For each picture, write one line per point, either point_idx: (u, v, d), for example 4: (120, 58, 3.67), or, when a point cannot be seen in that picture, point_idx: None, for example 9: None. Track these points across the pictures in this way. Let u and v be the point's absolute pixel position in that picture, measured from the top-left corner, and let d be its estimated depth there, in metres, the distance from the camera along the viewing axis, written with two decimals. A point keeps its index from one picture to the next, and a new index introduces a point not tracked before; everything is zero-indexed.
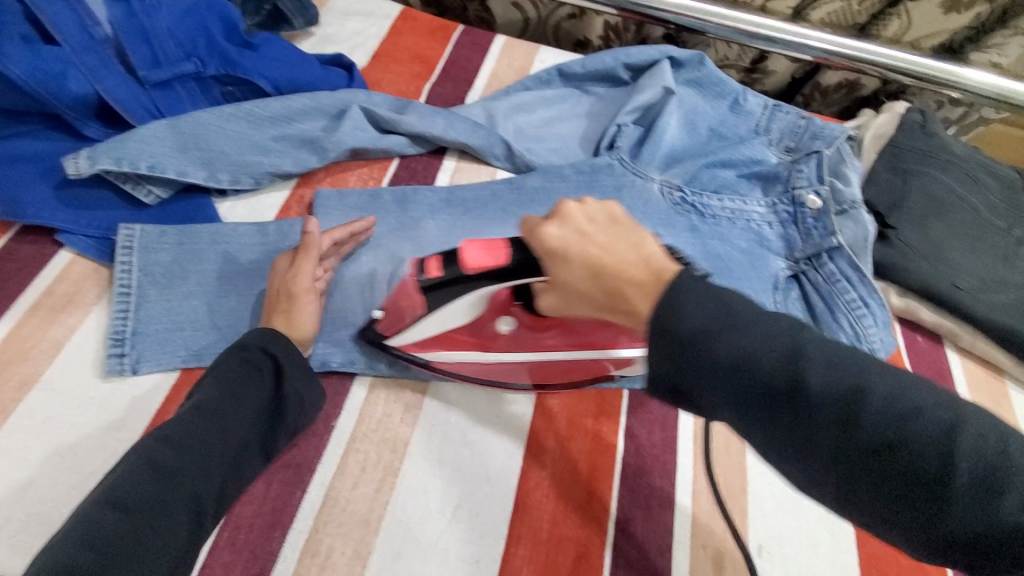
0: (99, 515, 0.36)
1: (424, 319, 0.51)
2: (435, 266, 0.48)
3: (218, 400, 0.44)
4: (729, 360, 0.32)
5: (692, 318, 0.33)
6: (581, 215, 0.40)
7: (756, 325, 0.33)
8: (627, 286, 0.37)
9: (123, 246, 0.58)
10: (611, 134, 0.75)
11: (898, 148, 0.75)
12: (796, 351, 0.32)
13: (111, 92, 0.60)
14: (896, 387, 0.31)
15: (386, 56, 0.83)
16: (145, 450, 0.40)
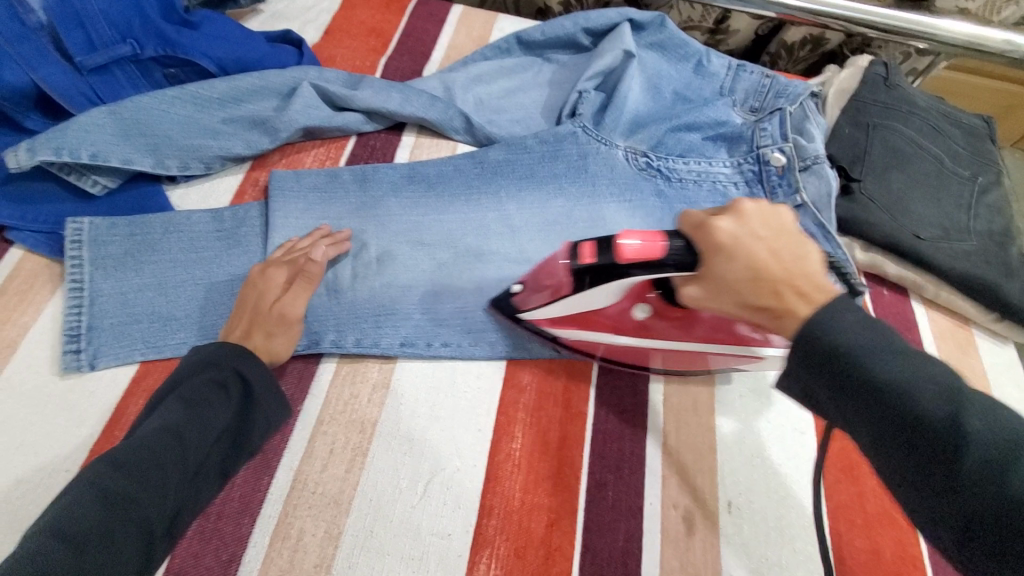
0: (44, 546, 0.32)
1: (568, 301, 0.53)
2: (589, 251, 0.49)
3: (181, 421, 0.41)
4: (879, 392, 0.31)
5: (849, 338, 0.32)
6: (754, 215, 0.39)
7: (905, 355, 0.32)
8: (787, 289, 0.36)
9: (71, 241, 0.56)
10: (573, 101, 0.74)
11: (861, 102, 0.74)
12: (955, 387, 0.31)
13: (47, 81, 0.58)
14: (991, 410, 0.30)
15: (340, 31, 0.80)
16: (98, 478, 0.37)
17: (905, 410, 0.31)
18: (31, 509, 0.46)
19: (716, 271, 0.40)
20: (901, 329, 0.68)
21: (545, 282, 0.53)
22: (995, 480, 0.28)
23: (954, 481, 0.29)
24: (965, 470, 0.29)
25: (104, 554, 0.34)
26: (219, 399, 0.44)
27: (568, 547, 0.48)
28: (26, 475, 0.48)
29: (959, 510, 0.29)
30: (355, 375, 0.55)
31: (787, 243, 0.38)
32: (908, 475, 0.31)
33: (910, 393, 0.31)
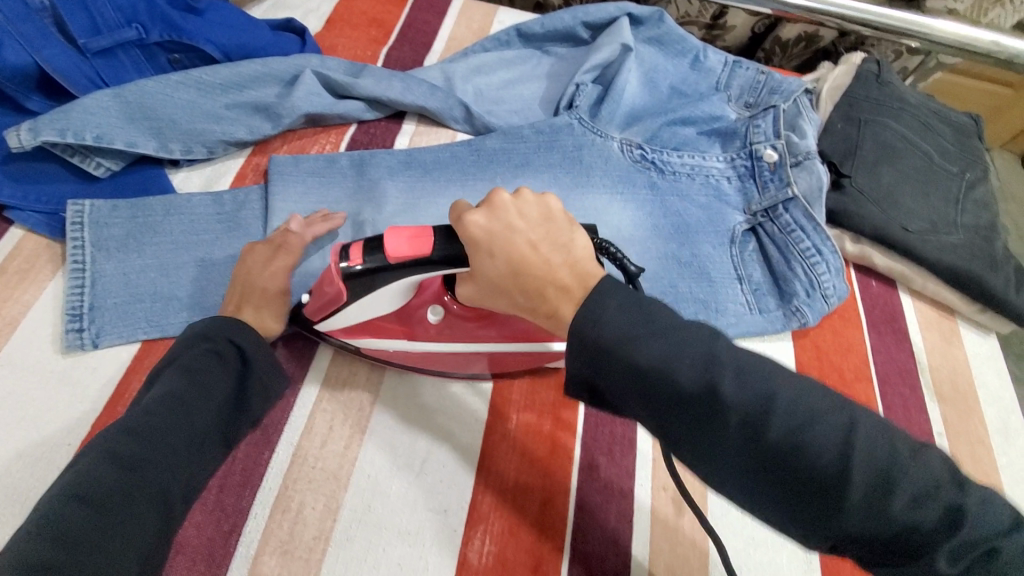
0: (65, 509, 0.35)
1: (353, 305, 0.48)
2: (356, 253, 0.45)
3: (184, 391, 0.43)
4: (652, 378, 0.34)
5: (611, 329, 0.34)
6: (510, 208, 0.40)
7: (665, 338, 0.34)
8: (550, 286, 0.38)
9: (73, 222, 0.57)
10: (570, 93, 0.75)
11: (853, 98, 0.76)
12: (708, 356, 0.34)
13: (51, 62, 0.58)
14: (760, 375, 0.34)
15: (341, 21, 0.81)
16: (108, 443, 0.39)
17: (671, 391, 0.34)
18: (33, 482, 0.47)
19: (480, 266, 0.41)
20: (889, 319, 0.70)
21: (327, 291, 0.48)
22: (753, 433, 0.33)
23: (725, 441, 0.33)
24: (733, 432, 0.33)
25: (123, 513, 0.36)
26: (218, 369, 0.46)
27: (561, 524, 0.50)
28: (27, 449, 0.48)
29: (734, 464, 0.34)
30: (353, 355, 0.56)
31: (544, 232, 0.40)
32: (689, 448, 0.35)
33: (674, 376, 0.33)
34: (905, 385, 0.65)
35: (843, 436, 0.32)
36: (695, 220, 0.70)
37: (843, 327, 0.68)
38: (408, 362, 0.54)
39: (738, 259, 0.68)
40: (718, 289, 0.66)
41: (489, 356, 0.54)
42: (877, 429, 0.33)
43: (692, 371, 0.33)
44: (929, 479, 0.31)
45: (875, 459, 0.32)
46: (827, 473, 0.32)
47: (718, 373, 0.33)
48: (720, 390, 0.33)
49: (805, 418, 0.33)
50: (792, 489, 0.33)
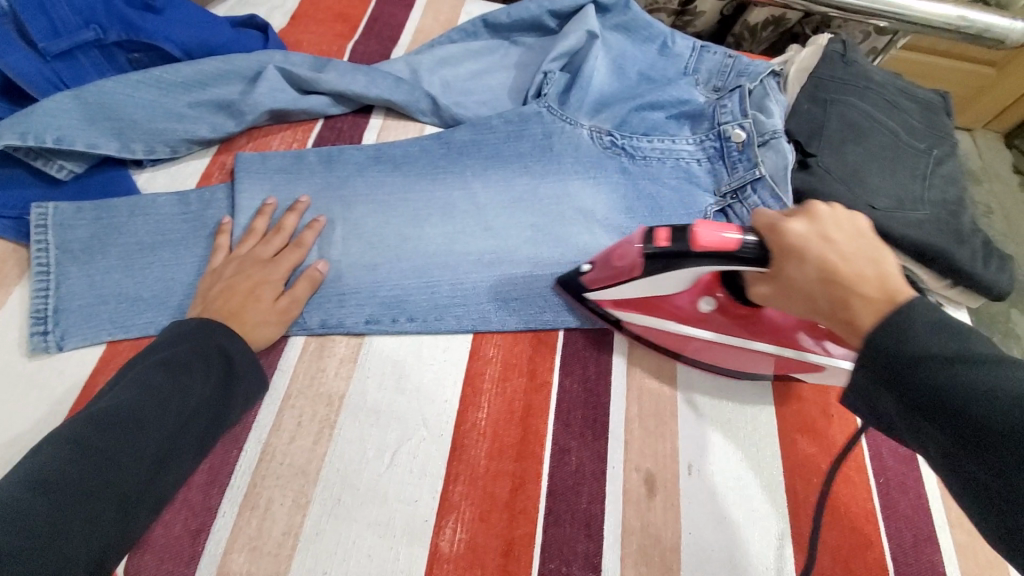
0: (21, 498, 0.35)
1: (636, 283, 0.53)
2: (665, 236, 0.48)
3: (163, 387, 0.43)
4: (932, 390, 0.33)
5: (919, 343, 0.33)
6: (827, 219, 0.42)
7: (994, 360, 0.32)
8: (854, 298, 0.38)
9: (37, 225, 0.56)
10: (538, 82, 0.75)
11: (819, 79, 0.76)
12: (997, 385, 0.31)
13: (14, 68, 0.58)
14: None
15: (306, 16, 0.80)
16: (76, 436, 0.39)
17: (968, 412, 0.31)
18: None
19: (787, 270, 0.43)
20: None
21: (614, 266, 0.53)
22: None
23: (987, 460, 0.31)
24: (996, 454, 0.30)
25: (81, 505, 0.36)
26: (202, 369, 0.46)
27: (532, 509, 0.50)
28: None
29: (993, 496, 0.31)
30: (323, 350, 0.56)
31: (864, 248, 0.40)
32: (959, 470, 0.33)
33: (992, 400, 0.31)
34: None
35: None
36: (666, 202, 0.71)
37: None
38: (653, 337, 0.59)
39: None
40: None
41: (654, 334, 0.58)
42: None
43: (1002, 399, 0.31)
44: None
45: None
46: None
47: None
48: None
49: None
50: None
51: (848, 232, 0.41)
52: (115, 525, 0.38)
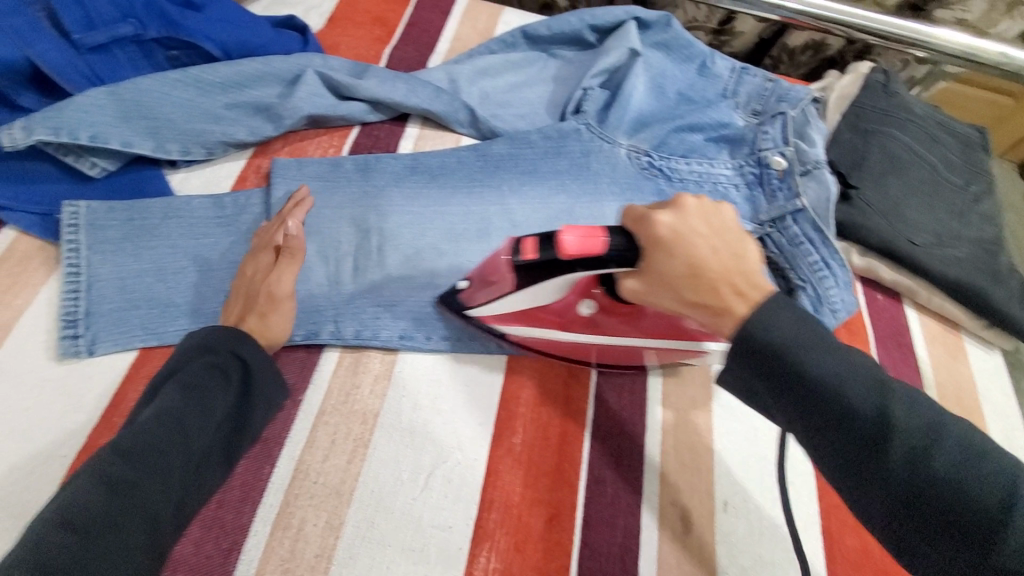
0: (52, 539, 0.33)
1: (508, 296, 0.51)
2: (531, 247, 0.46)
3: (180, 404, 0.41)
4: (810, 381, 0.35)
5: (783, 336, 0.36)
6: (693, 210, 0.41)
7: (838, 352, 0.36)
8: (724, 286, 0.38)
9: (68, 224, 0.55)
10: (577, 98, 0.74)
11: (861, 108, 0.75)
12: (869, 376, 0.35)
13: (44, 57, 0.56)
14: (912, 400, 0.35)
15: (344, 19, 0.79)
16: (100, 469, 0.37)
17: (834, 403, 0.35)
18: (25, 495, 0.46)
19: (653, 263, 0.41)
20: (893, 333, 0.69)
21: (492, 280, 0.51)
22: (906, 457, 0.33)
23: (857, 443, 0.35)
24: (865, 436, 0.34)
25: (114, 537, 0.35)
26: (218, 380, 0.44)
27: (568, 541, 0.49)
28: (19, 462, 0.47)
29: (860, 476, 0.35)
30: (357, 366, 0.55)
31: (730, 238, 0.40)
32: (828, 454, 0.36)
33: (846, 390, 0.35)
34: None
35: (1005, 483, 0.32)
36: None
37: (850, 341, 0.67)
38: (545, 347, 0.56)
39: None
40: None
41: (537, 343, 0.56)
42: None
43: (858, 391, 0.34)
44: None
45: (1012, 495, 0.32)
46: (987, 514, 0.32)
47: (893, 396, 0.34)
48: (889, 407, 0.34)
49: (968, 455, 0.33)
50: (921, 510, 0.33)
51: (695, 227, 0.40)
52: (151, 555, 0.37)
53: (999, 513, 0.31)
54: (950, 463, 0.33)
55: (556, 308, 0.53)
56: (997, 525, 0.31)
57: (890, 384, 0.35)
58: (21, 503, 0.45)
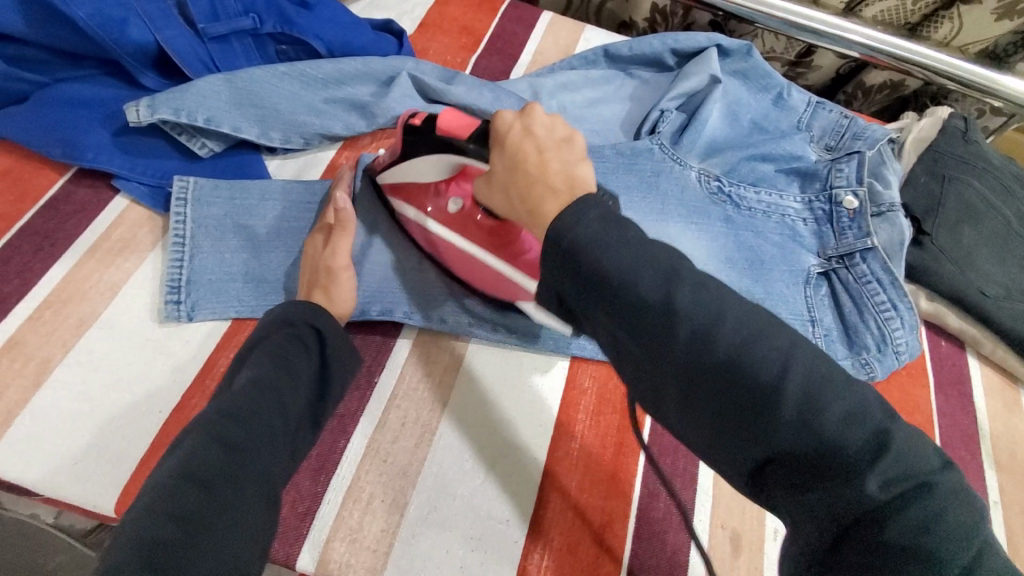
0: (180, 490, 0.36)
1: (401, 165, 0.57)
2: (419, 117, 0.54)
3: (272, 373, 0.44)
4: (609, 273, 0.32)
5: (585, 229, 0.33)
6: (537, 118, 0.40)
7: (636, 245, 0.33)
8: (538, 187, 0.37)
9: (178, 197, 0.60)
10: (653, 119, 0.75)
11: (939, 152, 0.75)
12: (668, 267, 0.32)
13: (170, 43, 0.61)
14: (703, 289, 0.32)
15: (434, 26, 0.83)
16: (211, 429, 0.39)
17: (627, 298, 0.32)
18: (124, 442, 0.50)
19: (495, 163, 0.42)
20: (955, 382, 0.68)
21: (392, 147, 0.59)
22: (691, 339, 0.31)
23: (667, 340, 0.32)
24: (672, 331, 0.31)
25: (233, 494, 0.38)
26: (300, 353, 0.48)
27: (619, 550, 0.50)
28: (123, 411, 0.51)
29: (678, 375, 0.32)
30: (427, 356, 0.58)
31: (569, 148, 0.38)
32: (643, 356, 0.33)
33: (635, 283, 0.32)
34: (967, 452, 0.64)
35: (769, 348, 0.30)
36: (769, 256, 0.70)
37: (910, 385, 0.67)
38: (424, 238, 0.60)
39: (811, 301, 0.68)
40: None
41: (425, 234, 0.60)
42: (820, 359, 0.30)
43: (655, 275, 0.32)
44: (870, 413, 0.29)
45: (813, 383, 0.29)
46: (758, 389, 0.30)
47: (682, 278, 0.32)
48: (676, 293, 0.32)
49: (703, 322, 0.31)
50: (734, 405, 0.30)
51: (532, 123, 0.40)
52: (263, 512, 0.39)
53: (764, 390, 0.30)
54: (688, 331, 0.31)
55: (435, 195, 0.57)
56: (767, 397, 0.30)
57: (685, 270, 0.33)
58: (122, 449, 0.50)
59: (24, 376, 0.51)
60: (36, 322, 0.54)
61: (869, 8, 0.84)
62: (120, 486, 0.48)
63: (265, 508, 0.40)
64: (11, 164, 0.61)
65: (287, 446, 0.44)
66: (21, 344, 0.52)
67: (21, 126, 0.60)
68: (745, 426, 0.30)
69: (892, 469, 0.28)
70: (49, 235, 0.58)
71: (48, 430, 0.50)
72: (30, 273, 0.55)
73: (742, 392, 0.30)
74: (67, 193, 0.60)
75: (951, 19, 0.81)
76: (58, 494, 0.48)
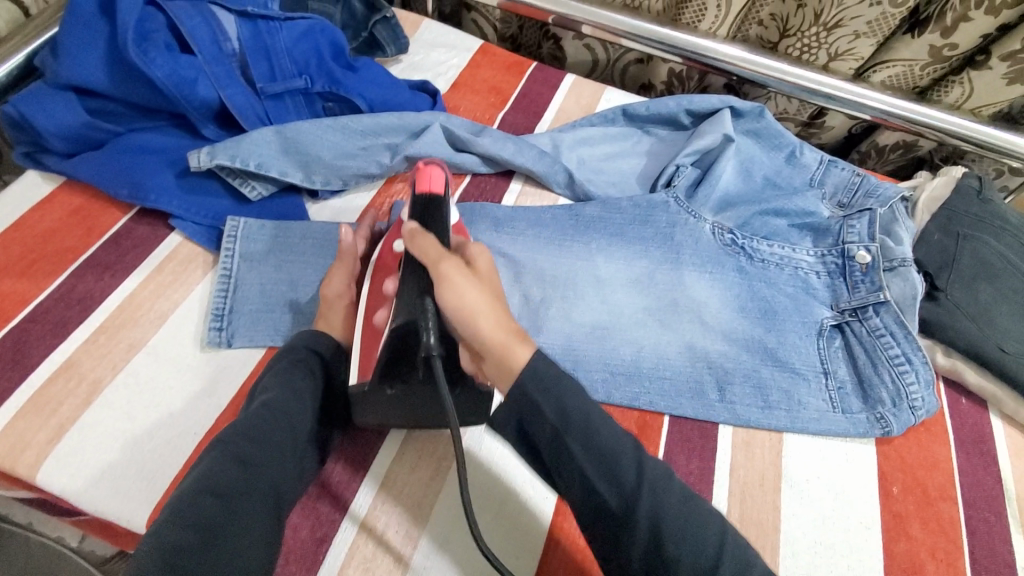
0: (199, 501, 0.40)
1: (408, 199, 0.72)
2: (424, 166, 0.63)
3: (281, 393, 0.49)
4: (564, 454, 0.48)
5: (571, 406, 0.49)
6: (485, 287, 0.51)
7: (603, 444, 0.48)
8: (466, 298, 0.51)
9: (228, 235, 0.65)
10: (669, 173, 0.80)
11: (953, 211, 0.76)
12: (624, 453, 0.48)
13: (232, 99, 0.69)
14: (646, 476, 0.47)
15: (465, 85, 0.91)
16: (230, 450, 0.44)
17: (573, 471, 0.48)
18: (158, 460, 0.53)
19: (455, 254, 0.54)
20: (977, 442, 0.67)
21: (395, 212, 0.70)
22: (631, 524, 0.46)
23: (600, 505, 0.47)
24: (601, 499, 0.47)
25: (244, 506, 0.41)
26: (306, 375, 0.52)
27: None
28: (161, 432, 0.55)
29: (602, 533, 0.47)
30: None
31: (510, 334, 0.50)
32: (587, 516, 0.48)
33: (589, 463, 0.47)
34: (992, 513, 0.62)
35: (634, 472, 0.47)
36: (782, 307, 0.72)
37: (929, 441, 0.66)
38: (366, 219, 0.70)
39: (824, 353, 0.69)
40: (799, 379, 0.67)
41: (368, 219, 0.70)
42: (662, 485, 0.47)
43: (552, 417, 0.48)
44: (708, 540, 0.46)
45: (705, 557, 0.45)
46: (661, 556, 0.45)
47: (571, 426, 0.48)
48: (565, 439, 0.48)
49: (592, 458, 0.47)
50: (644, 569, 0.46)
51: (464, 283, 0.50)
52: (273, 522, 0.43)
53: (620, 511, 0.46)
54: (576, 468, 0.48)
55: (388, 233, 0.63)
56: (626, 520, 0.46)
57: (575, 417, 0.48)
58: (157, 465, 0.53)
59: (76, 394, 0.55)
60: (91, 345, 0.58)
61: (877, 74, 0.88)
62: (154, 504, 0.51)
63: (273, 519, 0.43)
64: (82, 202, 0.68)
65: (298, 466, 0.47)
66: (76, 366, 0.57)
67: (94, 169, 0.67)
68: (611, 532, 0.47)
69: (653, 561, 0.45)
70: (109, 266, 0.64)
71: (91, 447, 0.53)
72: (91, 300, 0.61)
73: (598, 505, 0.47)
74: (129, 229, 0.67)
75: (961, 84, 0.84)
76: (95, 505, 0.51)
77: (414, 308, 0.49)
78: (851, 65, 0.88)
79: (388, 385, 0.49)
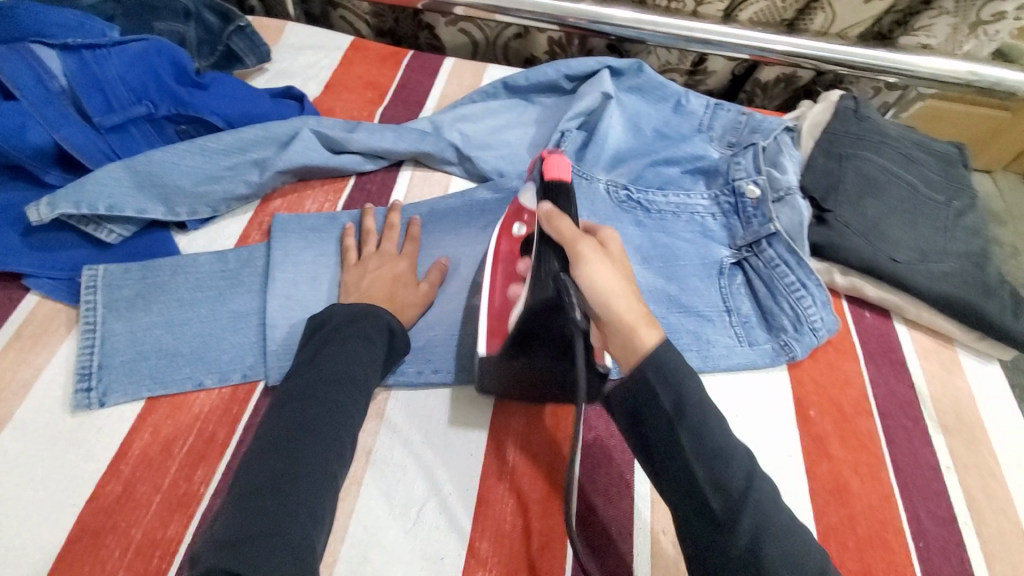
0: (264, 460, 0.44)
1: (322, 189, 0.74)
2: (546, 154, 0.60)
3: (349, 361, 0.51)
4: (697, 457, 0.44)
5: (708, 427, 0.44)
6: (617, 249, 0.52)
7: (729, 461, 0.44)
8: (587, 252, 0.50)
9: (88, 286, 0.60)
10: (555, 140, 0.77)
11: (833, 134, 0.77)
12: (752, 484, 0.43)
13: (69, 140, 0.63)
14: (769, 508, 0.43)
15: (339, 85, 0.87)
16: (293, 414, 0.47)
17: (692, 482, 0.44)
18: (39, 542, 0.48)
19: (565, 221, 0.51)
20: (885, 351, 0.69)
21: (307, 207, 0.72)
22: (748, 543, 0.41)
23: (708, 520, 0.43)
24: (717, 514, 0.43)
25: (302, 467, 0.44)
26: (372, 339, 0.53)
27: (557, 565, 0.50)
28: (37, 512, 0.50)
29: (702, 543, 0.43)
30: None
31: (638, 314, 0.48)
32: (694, 527, 0.44)
33: (718, 472, 0.43)
34: (909, 419, 0.64)
35: (745, 481, 0.43)
36: (682, 253, 0.71)
37: (839, 360, 0.67)
38: (263, 224, 0.70)
39: (727, 292, 0.69)
40: (705, 322, 0.67)
41: (262, 227, 0.69)
42: (772, 503, 0.43)
43: (669, 406, 0.45)
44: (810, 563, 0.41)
45: None
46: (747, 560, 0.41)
47: (685, 417, 0.45)
48: (678, 429, 0.45)
49: (701, 453, 0.44)
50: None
51: (602, 265, 0.49)
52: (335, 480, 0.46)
53: (723, 518, 0.42)
54: (685, 467, 0.44)
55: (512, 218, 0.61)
56: (726, 525, 0.42)
57: (690, 406, 0.45)
58: (38, 548, 0.48)
59: None
60: None
61: (744, 12, 0.89)
62: None
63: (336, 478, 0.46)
64: None
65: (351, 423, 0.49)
66: None
67: None
68: (689, 498, 0.44)
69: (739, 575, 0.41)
70: None
71: None
72: None
73: (698, 504, 0.43)
74: None
75: (823, 10, 0.86)
76: None
77: (556, 288, 0.48)
78: (718, 7, 0.89)
79: (515, 356, 0.52)
